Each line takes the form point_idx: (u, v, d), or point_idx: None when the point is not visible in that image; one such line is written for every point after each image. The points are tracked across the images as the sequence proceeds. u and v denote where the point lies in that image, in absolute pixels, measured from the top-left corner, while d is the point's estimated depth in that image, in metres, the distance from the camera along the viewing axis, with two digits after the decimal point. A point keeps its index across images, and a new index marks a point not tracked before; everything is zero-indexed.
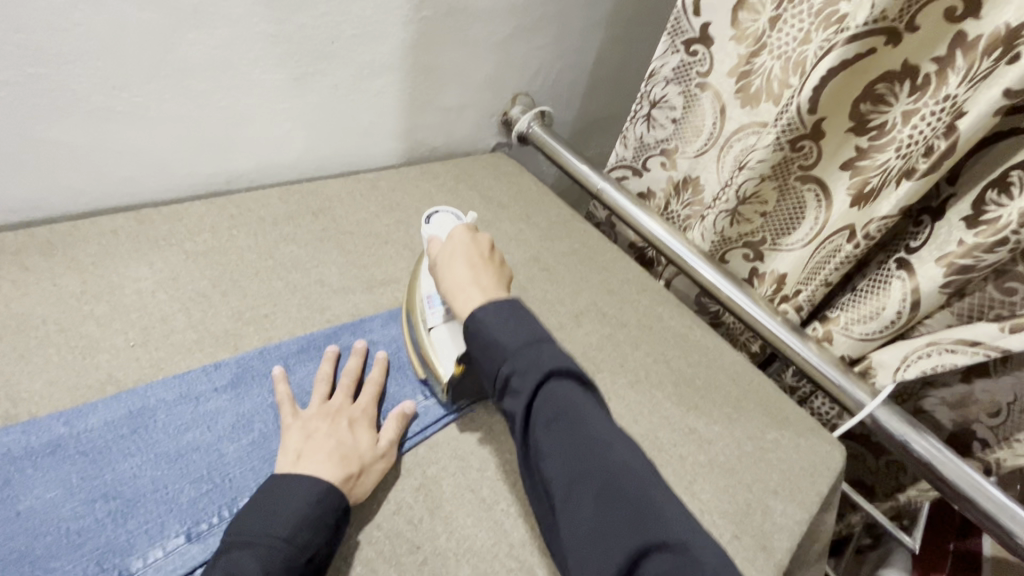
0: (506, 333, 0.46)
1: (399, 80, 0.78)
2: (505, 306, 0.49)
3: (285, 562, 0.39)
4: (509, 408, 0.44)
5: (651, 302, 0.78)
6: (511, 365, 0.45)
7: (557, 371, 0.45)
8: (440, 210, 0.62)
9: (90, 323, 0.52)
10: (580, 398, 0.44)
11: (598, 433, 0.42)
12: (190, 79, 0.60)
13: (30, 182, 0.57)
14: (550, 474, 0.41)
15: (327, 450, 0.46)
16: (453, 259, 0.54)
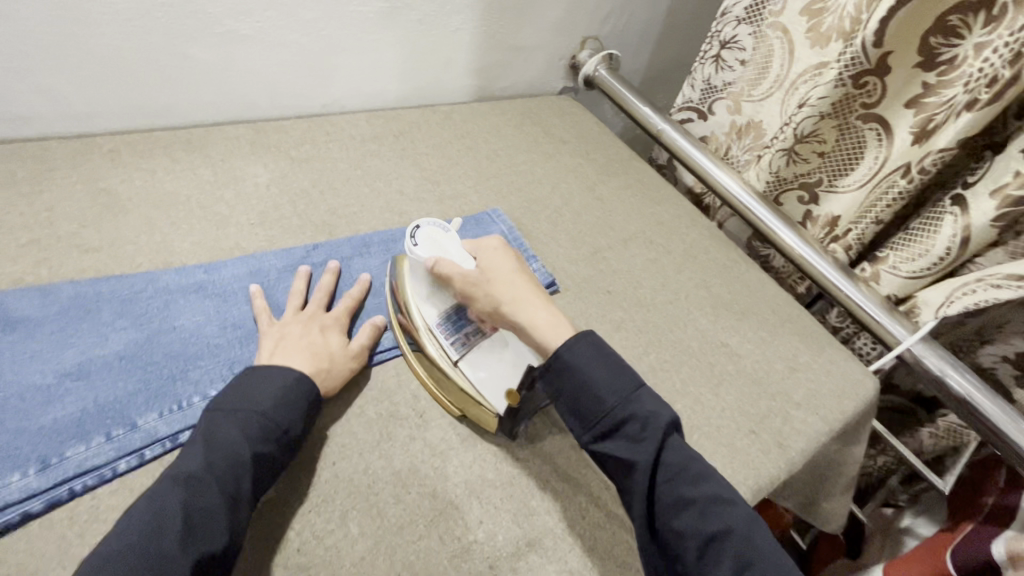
0: (615, 375, 0.47)
1: (477, 17, 0.84)
2: (599, 344, 0.48)
3: (263, 430, 0.43)
4: (628, 457, 0.44)
5: (700, 236, 0.83)
6: (629, 411, 0.45)
7: (674, 423, 0.45)
8: (421, 223, 0.55)
9: (221, 204, 0.65)
10: (692, 452, 0.46)
11: (718, 486, 0.44)
12: (300, 7, 0.70)
13: (177, 93, 0.70)
14: (682, 529, 0.42)
15: (300, 347, 0.50)
16: (506, 280, 0.52)
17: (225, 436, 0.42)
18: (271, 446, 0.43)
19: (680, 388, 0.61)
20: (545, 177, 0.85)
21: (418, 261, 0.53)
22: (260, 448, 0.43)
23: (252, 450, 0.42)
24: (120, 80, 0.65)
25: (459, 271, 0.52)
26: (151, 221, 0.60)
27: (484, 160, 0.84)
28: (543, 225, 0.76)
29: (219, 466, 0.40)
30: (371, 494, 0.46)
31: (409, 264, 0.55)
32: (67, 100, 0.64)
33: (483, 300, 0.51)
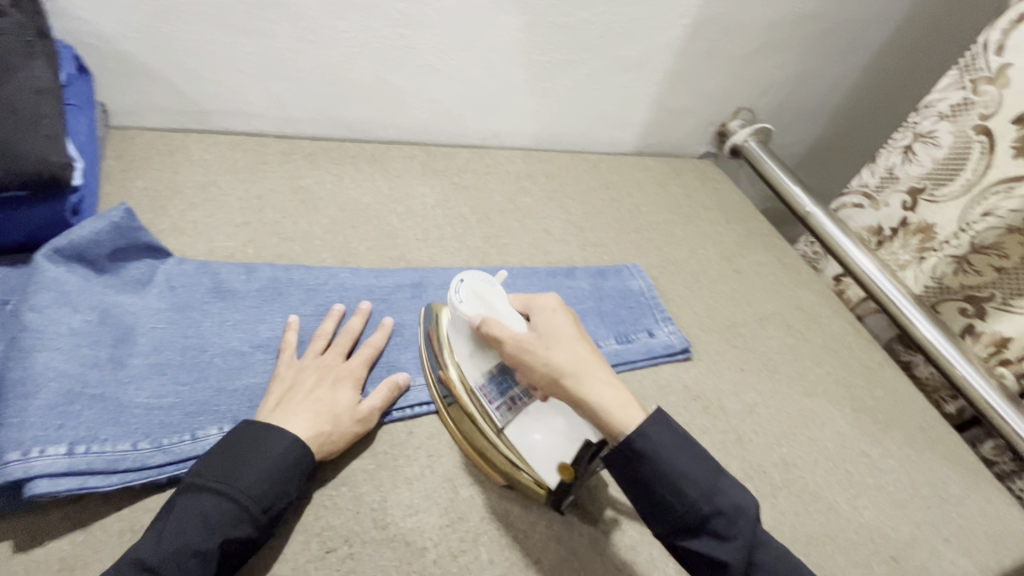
0: (693, 463, 0.41)
1: (643, 78, 0.88)
2: (668, 419, 0.42)
3: (233, 513, 0.38)
4: (713, 554, 0.40)
5: (842, 328, 0.78)
6: (717, 509, 0.40)
7: (755, 510, 0.41)
8: (465, 275, 0.50)
9: (393, 217, 0.71)
10: (771, 538, 0.41)
11: (802, 573, 0.41)
12: (490, 51, 0.76)
13: (370, 113, 0.78)
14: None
15: (304, 405, 0.45)
16: (567, 346, 0.45)
17: (198, 514, 0.38)
18: (246, 530, 0.38)
19: (814, 489, 0.58)
20: (684, 240, 0.84)
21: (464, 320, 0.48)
22: (232, 534, 0.38)
23: (220, 540, 0.37)
24: (329, 95, 0.74)
25: (507, 333, 0.46)
26: (337, 223, 0.67)
27: (627, 214, 0.86)
28: (680, 288, 0.76)
29: (182, 548, 0.36)
30: (504, 525, 0.46)
31: (456, 319, 0.49)
32: (286, 107, 0.74)
33: (535, 368, 0.45)
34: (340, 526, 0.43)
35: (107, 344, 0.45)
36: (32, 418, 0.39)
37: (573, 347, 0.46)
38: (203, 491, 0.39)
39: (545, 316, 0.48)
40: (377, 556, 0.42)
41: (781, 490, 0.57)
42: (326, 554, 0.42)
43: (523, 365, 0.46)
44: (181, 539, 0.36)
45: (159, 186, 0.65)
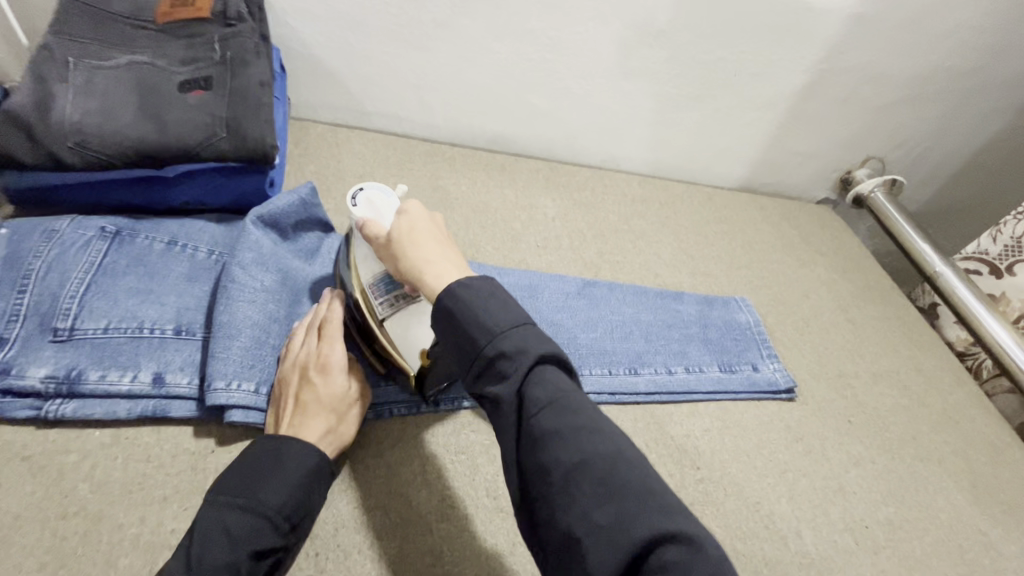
0: (492, 309, 0.37)
1: (772, 117, 0.88)
2: (485, 285, 0.39)
3: (256, 526, 0.38)
4: (491, 393, 0.36)
5: (966, 399, 0.73)
6: (496, 347, 0.36)
7: (548, 353, 0.36)
8: (366, 184, 0.51)
9: (517, 224, 0.77)
10: (573, 387, 0.36)
11: (591, 417, 0.34)
12: (625, 81, 0.80)
13: (504, 127, 0.85)
14: (547, 460, 0.33)
15: (306, 409, 0.44)
16: (416, 240, 0.44)
17: (221, 531, 0.37)
18: (273, 540, 0.38)
19: (919, 556, 0.55)
20: (795, 282, 0.83)
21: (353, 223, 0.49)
22: (260, 545, 0.38)
23: (246, 551, 0.37)
24: (474, 108, 0.82)
25: (379, 232, 0.47)
26: (468, 224, 0.75)
27: (738, 248, 0.86)
28: (788, 329, 0.75)
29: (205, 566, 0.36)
30: None
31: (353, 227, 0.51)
32: (434, 114, 0.83)
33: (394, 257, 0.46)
34: (459, 488, 0.49)
35: (284, 304, 0.53)
36: (233, 355, 0.47)
37: (427, 237, 0.45)
38: (224, 507, 0.38)
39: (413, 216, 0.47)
40: None
41: (883, 549, 0.55)
42: (447, 510, 0.48)
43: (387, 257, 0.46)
44: (205, 555, 0.36)
45: (326, 172, 0.75)
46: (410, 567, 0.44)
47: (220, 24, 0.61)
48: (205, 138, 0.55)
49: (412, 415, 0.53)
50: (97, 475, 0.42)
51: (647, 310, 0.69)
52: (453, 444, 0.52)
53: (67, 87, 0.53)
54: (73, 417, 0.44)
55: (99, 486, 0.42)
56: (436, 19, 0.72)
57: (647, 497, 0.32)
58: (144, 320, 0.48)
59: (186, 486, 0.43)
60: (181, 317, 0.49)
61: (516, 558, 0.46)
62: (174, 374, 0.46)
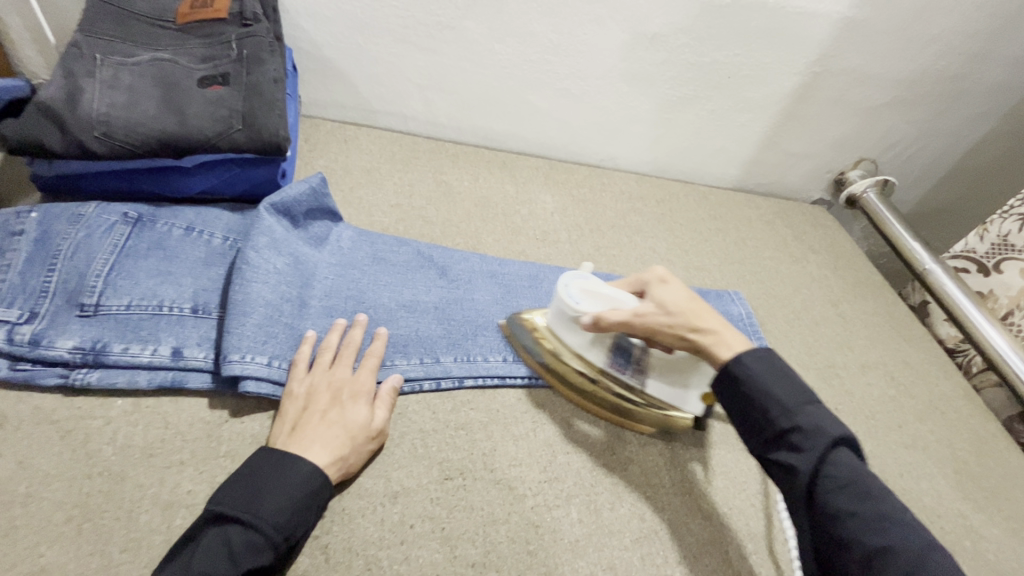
0: (784, 388, 0.43)
1: (766, 119, 0.91)
2: (762, 353, 0.46)
3: (253, 543, 0.38)
4: (786, 462, 0.42)
5: (952, 390, 0.75)
6: (793, 422, 0.42)
7: (840, 435, 0.41)
8: (566, 277, 0.55)
9: (517, 217, 0.80)
10: (864, 469, 0.41)
11: (887, 501, 0.39)
12: (623, 82, 0.83)
13: (506, 126, 0.88)
14: (844, 532, 0.38)
15: (321, 429, 0.46)
16: (689, 315, 0.48)
17: (219, 546, 0.38)
18: (268, 557, 0.39)
19: None
20: (788, 277, 0.86)
21: (580, 317, 0.53)
22: (256, 563, 0.38)
23: (245, 568, 0.37)
24: (477, 107, 0.85)
25: (628, 313, 0.50)
26: (471, 218, 0.78)
27: (732, 245, 0.89)
28: (779, 322, 0.78)
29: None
30: (594, 493, 0.51)
31: (564, 315, 0.54)
32: (438, 113, 0.86)
33: (666, 333, 0.49)
34: (457, 460, 0.51)
35: (296, 286, 0.55)
36: (246, 331, 0.49)
37: (693, 306, 0.49)
38: (229, 520, 0.39)
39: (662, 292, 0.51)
40: (485, 492, 0.49)
41: None
42: (445, 481, 0.49)
43: (650, 333, 0.50)
44: (203, 567, 0.36)
45: (335, 166, 0.78)
46: (411, 531, 0.45)
47: (237, 24, 0.64)
48: (223, 129, 0.58)
49: (413, 394, 0.55)
50: (120, 439, 0.45)
51: None
52: (452, 420, 0.54)
53: (94, 82, 0.57)
54: (97, 385, 0.47)
55: (121, 449, 0.44)
56: (441, 21, 0.75)
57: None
58: (163, 298, 0.51)
59: (201, 452, 0.45)
60: (198, 297, 0.52)
61: (510, 526, 0.47)
62: (192, 348, 0.49)
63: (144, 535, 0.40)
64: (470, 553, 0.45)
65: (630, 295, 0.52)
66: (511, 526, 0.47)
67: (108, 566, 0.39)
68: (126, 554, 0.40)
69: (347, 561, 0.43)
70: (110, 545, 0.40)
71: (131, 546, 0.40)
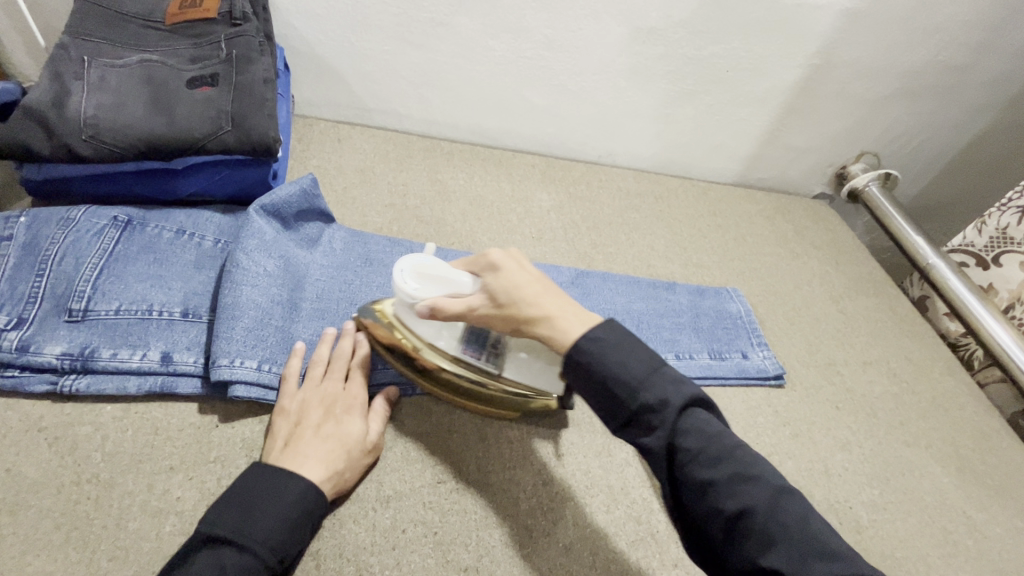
0: (629, 360, 0.40)
1: (765, 113, 0.89)
2: (603, 329, 0.42)
3: (248, 567, 0.37)
4: (642, 443, 0.39)
5: (956, 387, 0.74)
6: (641, 400, 0.39)
7: (687, 400, 0.39)
8: (401, 264, 0.50)
9: (512, 216, 0.79)
10: (718, 429, 0.39)
11: (741, 460, 0.38)
12: (619, 77, 0.82)
13: (501, 123, 0.87)
14: (713, 505, 0.37)
15: (315, 444, 0.45)
16: (524, 293, 0.45)
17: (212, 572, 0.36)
18: None
19: (903, 536, 0.57)
20: (788, 273, 0.85)
21: (418, 305, 0.48)
22: None
23: None
24: (472, 104, 0.85)
25: (464, 307, 0.46)
26: (466, 217, 0.77)
27: (731, 241, 0.87)
28: (779, 319, 0.77)
29: None
30: (589, 496, 0.50)
31: (404, 306, 0.49)
32: (433, 111, 0.85)
33: (506, 318, 0.46)
34: (450, 464, 0.50)
35: (287, 289, 0.55)
36: (236, 334, 0.49)
37: (530, 284, 0.46)
38: (221, 543, 0.37)
39: (497, 270, 0.47)
40: (477, 496, 0.48)
41: (867, 530, 0.56)
42: (437, 484, 0.49)
43: (489, 317, 0.46)
44: None
45: (328, 166, 0.78)
46: (403, 536, 0.45)
47: (226, 24, 0.64)
48: (212, 131, 0.57)
49: (406, 396, 0.54)
50: (108, 445, 0.45)
51: (638, 298, 0.71)
52: (446, 422, 0.53)
53: (82, 86, 0.57)
54: (86, 392, 0.46)
55: (110, 455, 0.44)
56: (433, 18, 0.74)
57: (800, 537, 0.35)
58: (153, 302, 0.50)
59: (191, 458, 0.45)
60: (188, 301, 0.52)
61: (502, 530, 0.47)
62: (182, 353, 0.48)
63: (132, 543, 0.40)
64: (463, 558, 0.45)
65: (467, 277, 0.48)
66: (504, 530, 0.47)
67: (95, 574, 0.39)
68: (114, 562, 0.39)
69: (338, 568, 0.43)
70: (97, 553, 0.39)
71: (119, 554, 0.40)
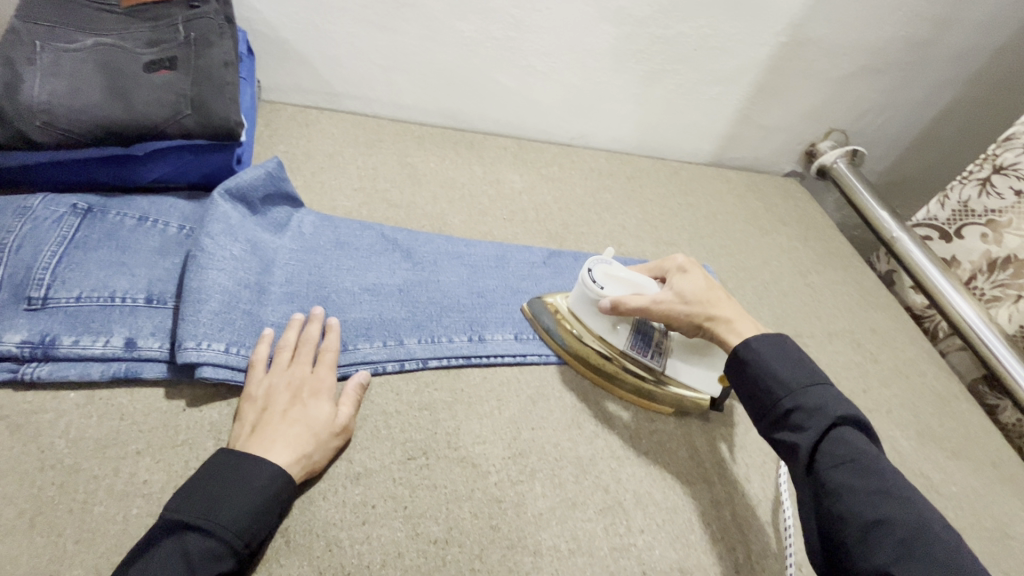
0: (791, 369, 0.46)
1: (735, 92, 0.90)
2: (774, 337, 0.48)
3: (213, 552, 0.38)
4: (789, 441, 0.44)
5: (917, 355, 0.77)
6: (796, 401, 0.44)
7: (845, 415, 0.43)
8: (592, 262, 0.56)
9: (485, 197, 0.80)
10: (869, 447, 0.42)
11: (885, 479, 0.40)
12: (589, 57, 0.82)
13: (471, 106, 0.87)
14: (843, 512, 0.39)
15: (283, 429, 0.45)
16: (708, 302, 0.52)
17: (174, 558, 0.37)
18: (228, 564, 0.38)
19: None
20: (757, 250, 0.86)
21: (601, 299, 0.54)
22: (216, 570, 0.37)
23: None
24: (442, 87, 0.84)
25: (647, 300, 0.52)
26: (439, 198, 0.77)
27: (702, 219, 0.89)
28: (748, 294, 0.78)
29: None
30: (558, 467, 0.52)
31: (587, 300, 0.56)
32: (402, 94, 0.85)
33: (683, 321, 0.52)
34: (420, 440, 0.51)
35: (255, 272, 0.55)
36: (202, 318, 0.49)
37: (711, 294, 0.52)
38: (184, 530, 0.38)
39: (683, 279, 0.54)
40: (448, 470, 0.49)
41: None
42: (407, 460, 0.49)
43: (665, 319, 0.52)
44: None
45: (296, 151, 0.77)
46: (373, 511, 0.46)
47: (183, 6, 0.62)
48: (172, 116, 0.57)
49: (376, 375, 0.55)
50: (73, 432, 0.45)
51: None
52: (417, 400, 0.54)
53: (34, 69, 0.54)
54: (48, 379, 0.46)
55: (75, 441, 0.44)
56: None
57: (923, 547, 0.36)
58: (115, 289, 0.50)
59: (158, 442, 0.45)
60: (152, 287, 0.51)
61: (473, 502, 0.48)
62: (146, 339, 0.48)
63: (99, 526, 0.40)
64: (433, 530, 0.46)
65: (649, 281, 0.55)
66: (475, 502, 0.48)
67: (62, 557, 0.39)
68: (81, 545, 0.39)
69: (307, 543, 0.43)
70: (64, 536, 0.40)
71: (86, 537, 0.40)
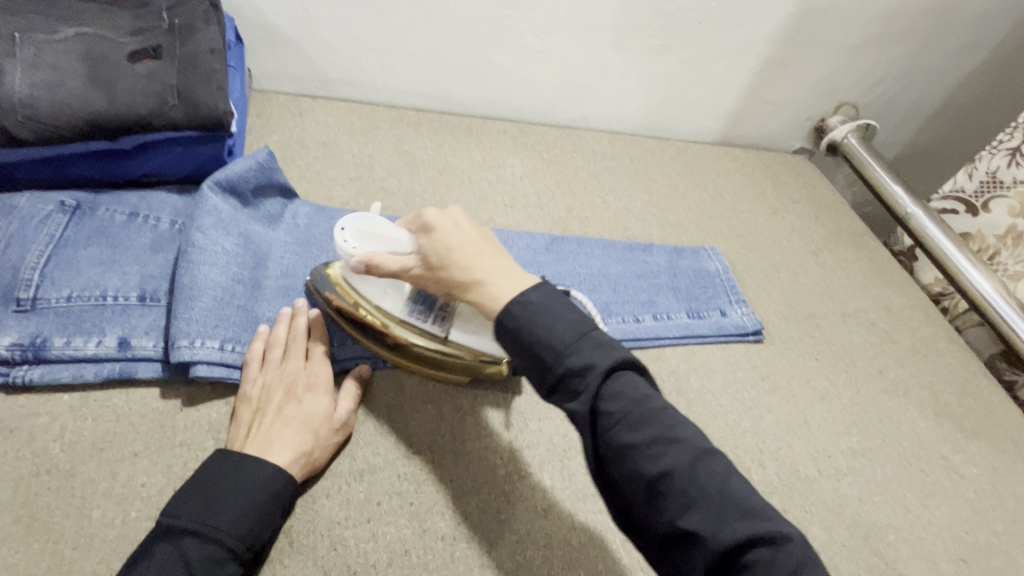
0: (556, 321, 0.38)
1: (740, 67, 0.87)
2: (547, 290, 0.39)
3: (214, 556, 0.37)
4: (567, 409, 0.37)
5: (934, 333, 0.74)
6: (567, 364, 0.36)
7: (616, 364, 0.37)
8: (347, 219, 0.49)
9: (485, 182, 0.78)
10: (649, 392, 0.37)
11: (666, 425, 0.35)
12: (589, 34, 0.79)
13: (468, 89, 0.85)
14: (636, 474, 0.34)
15: (281, 428, 0.44)
16: (456, 255, 0.42)
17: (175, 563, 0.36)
18: (231, 568, 0.37)
19: (882, 481, 0.57)
20: (767, 229, 0.84)
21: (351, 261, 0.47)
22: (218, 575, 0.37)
23: None
24: (436, 70, 0.81)
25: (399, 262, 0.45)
26: (438, 185, 0.75)
27: (709, 199, 0.86)
28: (757, 275, 0.76)
29: None
30: (567, 458, 0.50)
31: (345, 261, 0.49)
32: (396, 78, 0.82)
33: (433, 279, 0.44)
34: (425, 435, 0.49)
35: (249, 266, 0.53)
36: (194, 315, 0.47)
37: (465, 245, 0.42)
38: (183, 534, 0.37)
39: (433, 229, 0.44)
40: (454, 464, 0.48)
41: (845, 476, 0.57)
42: (412, 455, 0.48)
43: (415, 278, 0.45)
44: None
45: (290, 142, 0.75)
46: (378, 508, 0.45)
47: None
48: (158, 107, 0.55)
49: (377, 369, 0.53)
50: (68, 435, 0.44)
51: (615, 262, 0.70)
52: (419, 394, 0.52)
53: (15, 62, 0.52)
54: (40, 382, 0.45)
55: (69, 445, 0.43)
56: None
57: (717, 496, 0.33)
58: (107, 288, 0.49)
59: (155, 443, 0.44)
60: (145, 285, 0.50)
61: (480, 498, 0.46)
62: (140, 338, 0.47)
63: (96, 531, 0.39)
64: (440, 526, 0.44)
65: (405, 236, 0.46)
66: (482, 497, 0.47)
67: (61, 564, 0.38)
68: (79, 551, 0.38)
69: (311, 542, 0.42)
70: (61, 543, 0.39)
71: (83, 543, 0.39)
